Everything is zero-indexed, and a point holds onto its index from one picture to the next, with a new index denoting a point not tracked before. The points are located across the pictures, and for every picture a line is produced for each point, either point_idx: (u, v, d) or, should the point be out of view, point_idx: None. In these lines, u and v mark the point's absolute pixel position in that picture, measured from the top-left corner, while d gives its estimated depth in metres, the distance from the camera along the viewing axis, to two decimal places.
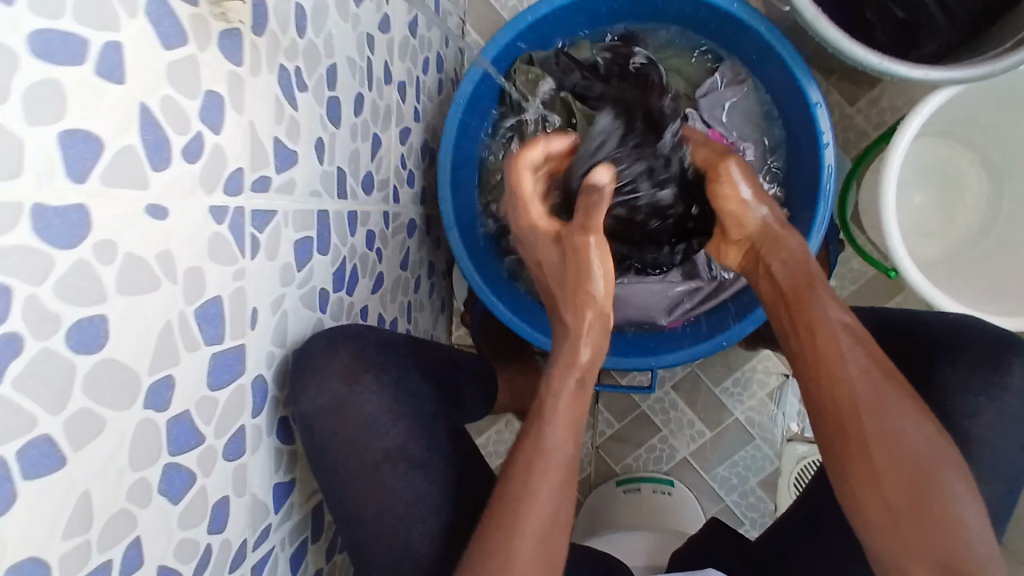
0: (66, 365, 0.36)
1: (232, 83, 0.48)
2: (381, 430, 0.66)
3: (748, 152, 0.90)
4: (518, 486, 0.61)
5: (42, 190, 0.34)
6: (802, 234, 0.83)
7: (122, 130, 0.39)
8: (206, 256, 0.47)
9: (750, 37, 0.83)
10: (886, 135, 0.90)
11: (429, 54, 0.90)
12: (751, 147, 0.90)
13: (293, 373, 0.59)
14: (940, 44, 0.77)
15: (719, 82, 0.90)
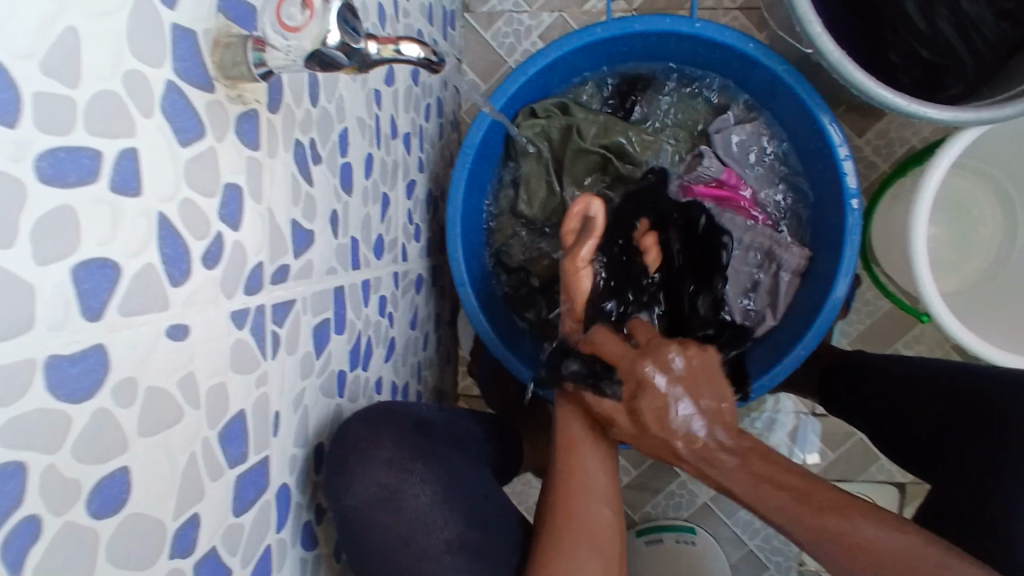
0: (87, 535, 0.31)
1: (249, 170, 0.43)
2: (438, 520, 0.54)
3: (765, 193, 0.88)
4: (563, 517, 0.56)
5: (56, 339, 0.29)
6: (830, 275, 0.80)
7: (140, 247, 0.34)
8: (229, 368, 0.41)
9: (761, 75, 0.81)
10: (907, 168, 0.89)
11: (430, 100, 0.85)
12: (767, 188, 0.89)
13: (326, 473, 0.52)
14: (964, 86, 0.75)
15: (731, 120, 0.87)
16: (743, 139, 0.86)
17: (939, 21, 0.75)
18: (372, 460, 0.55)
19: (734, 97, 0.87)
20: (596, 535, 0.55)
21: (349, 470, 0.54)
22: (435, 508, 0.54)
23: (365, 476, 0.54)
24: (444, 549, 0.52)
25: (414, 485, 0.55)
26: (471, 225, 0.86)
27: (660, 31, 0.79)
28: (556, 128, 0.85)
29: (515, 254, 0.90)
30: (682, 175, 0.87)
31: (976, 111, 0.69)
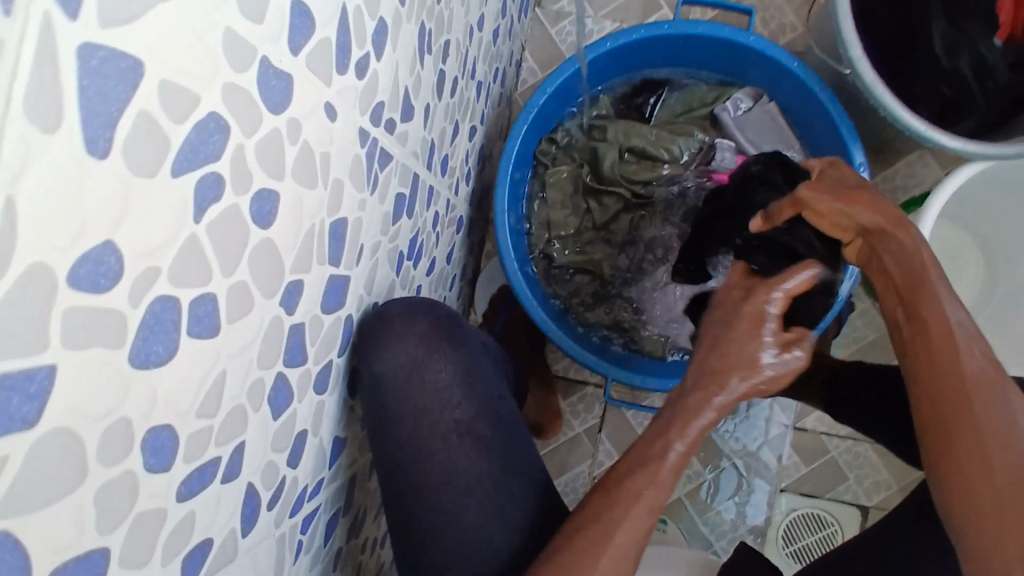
0: (244, 228, 0.35)
1: (394, 19, 0.50)
2: (449, 402, 0.63)
3: None
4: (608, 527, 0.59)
5: (270, 48, 0.34)
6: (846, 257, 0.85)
7: (327, 21, 0.39)
8: (348, 174, 0.46)
9: (791, 84, 0.86)
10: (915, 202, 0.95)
11: (499, 66, 0.94)
12: None
13: (375, 322, 0.57)
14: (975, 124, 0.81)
15: (743, 103, 0.92)
16: (762, 127, 0.91)
17: (963, 63, 0.79)
18: (413, 333, 0.60)
19: (735, 90, 0.93)
20: (624, 554, 0.58)
21: (387, 338, 0.57)
22: (449, 389, 0.62)
23: (398, 347, 0.58)
24: (453, 427, 0.62)
25: (436, 364, 0.62)
26: (518, 239, 0.92)
27: (692, 36, 0.86)
28: (581, 147, 0.94)
29: (570, 259, 0.94)
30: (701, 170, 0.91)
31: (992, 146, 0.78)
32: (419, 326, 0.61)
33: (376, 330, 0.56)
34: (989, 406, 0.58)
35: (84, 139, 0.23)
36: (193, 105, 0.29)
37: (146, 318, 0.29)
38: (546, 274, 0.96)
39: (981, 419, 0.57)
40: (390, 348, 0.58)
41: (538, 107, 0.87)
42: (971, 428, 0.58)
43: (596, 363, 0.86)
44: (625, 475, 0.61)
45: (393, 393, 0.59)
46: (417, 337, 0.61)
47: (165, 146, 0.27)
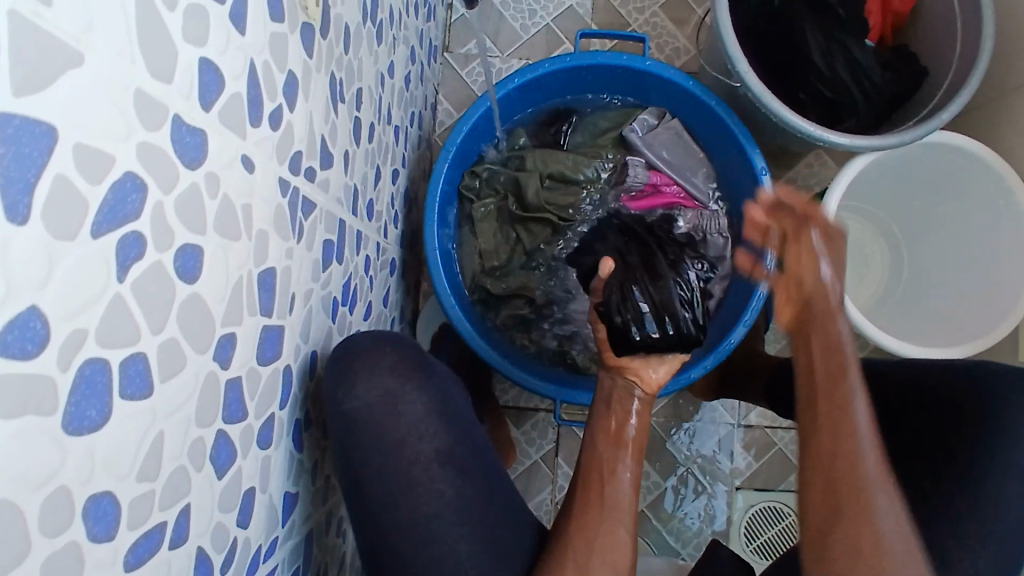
0: (171, 284, 0.35)
1: (304, 71, 0.51)
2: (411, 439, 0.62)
3: (706, 198, 0.98)
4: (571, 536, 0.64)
5: (181, 104, 0.34)
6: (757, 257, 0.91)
7: (237, 78, 0.40)
8: (272, 224, 0.47)
9: (690, 102, 0.93)
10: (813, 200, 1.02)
11: (415, 109, 0.96)
12: (705, 192, 0.98)
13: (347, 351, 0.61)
14: (858, 121, 0.89)
15: (648, 121, 0.97)
16: (665, 140, 0.96)
17: (838, 66, 0.87)
18: (382, 366, 0.62)
19: (640, 110, 0.98)
20: (597, 554, 0.63)
21: (354, 372, 0.60)
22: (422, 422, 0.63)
23: (369, 381, 0.61)
24: (433, 457, 0.62)
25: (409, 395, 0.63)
26: (451, 273, 0.94)
27: (593, 66, 0.91)
28: (503, 179, 0.96)
29: (501, 287, 0.96)
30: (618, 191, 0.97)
31: (874, 140, 0.86)
32: (388, 357, 0.64)
33: (344, 371, 0.60)
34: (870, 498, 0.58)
35: (2, 207, 0.24)
36: (110, 164, 0.29)
37: (76, 382, 0.28)
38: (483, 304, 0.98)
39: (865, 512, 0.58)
40: (360, 382, 0.60)
41: (457, 145, 0.89)
42: (852, 526, 0.57)
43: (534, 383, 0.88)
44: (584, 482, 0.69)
45: (365, 426, 0.60)
46: (388, 368, 0.63)
47: (85, 209, 0.28)
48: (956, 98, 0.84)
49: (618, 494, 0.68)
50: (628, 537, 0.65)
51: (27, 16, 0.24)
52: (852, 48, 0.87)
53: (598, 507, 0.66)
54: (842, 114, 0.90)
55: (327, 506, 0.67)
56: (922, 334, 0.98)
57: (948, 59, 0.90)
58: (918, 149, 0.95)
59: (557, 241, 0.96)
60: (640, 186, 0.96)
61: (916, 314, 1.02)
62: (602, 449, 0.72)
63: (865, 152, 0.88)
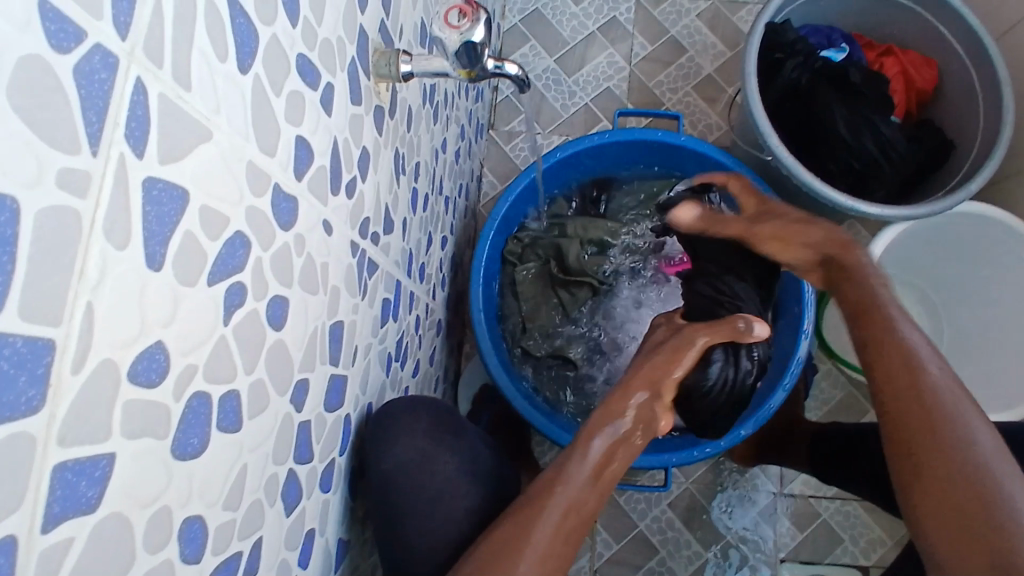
0: (263, 330, 0.39)
1: (374, 146, 0.57)
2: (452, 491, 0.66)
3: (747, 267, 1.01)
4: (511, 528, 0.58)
5: (280, 175, 0.40)
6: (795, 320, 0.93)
7: (322, 152, 0.46)
8: (343, 281, 0.52)
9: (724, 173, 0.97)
10: None
11: (463, 181, 1.03)
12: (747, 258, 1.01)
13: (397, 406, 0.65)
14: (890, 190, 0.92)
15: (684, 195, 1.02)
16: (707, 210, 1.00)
17: (865, 139, 0.92)
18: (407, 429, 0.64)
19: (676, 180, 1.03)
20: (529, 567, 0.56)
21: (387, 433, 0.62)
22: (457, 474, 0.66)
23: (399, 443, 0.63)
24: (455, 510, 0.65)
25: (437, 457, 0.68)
26: (494, 334, 0.97)
27: (632, 140, 0.97)
28: (545, 244, 1.01)
29: (542, 347, 0.99)
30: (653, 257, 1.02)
31: (904, 209, 0.89)
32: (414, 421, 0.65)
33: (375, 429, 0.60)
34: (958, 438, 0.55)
35: (144, 256, 0.28)
36: (224, 224, 0.34)
37: (185, 412, 0.32)
38: (525, 364, 1.00)
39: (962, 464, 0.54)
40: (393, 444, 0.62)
41: (502, 213, 0.95)
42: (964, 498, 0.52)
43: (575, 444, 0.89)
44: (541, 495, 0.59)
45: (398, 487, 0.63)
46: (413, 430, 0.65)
47: (203, 260, 0.32)
48: (986, 169, 0.87)
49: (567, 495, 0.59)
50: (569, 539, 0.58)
51: (171, 100, 0.29)
52: (878, 124, 0.92)
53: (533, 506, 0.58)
54: (873, 184, 0.93)
55: (372, 559, 0.69)
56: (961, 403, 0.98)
57: (973, 133, 0.93)
58: (952, 218, 0.97)
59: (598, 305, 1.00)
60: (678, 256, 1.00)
61: (963, 382, 1.01)
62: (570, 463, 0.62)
63: (899, 220, 0.90)
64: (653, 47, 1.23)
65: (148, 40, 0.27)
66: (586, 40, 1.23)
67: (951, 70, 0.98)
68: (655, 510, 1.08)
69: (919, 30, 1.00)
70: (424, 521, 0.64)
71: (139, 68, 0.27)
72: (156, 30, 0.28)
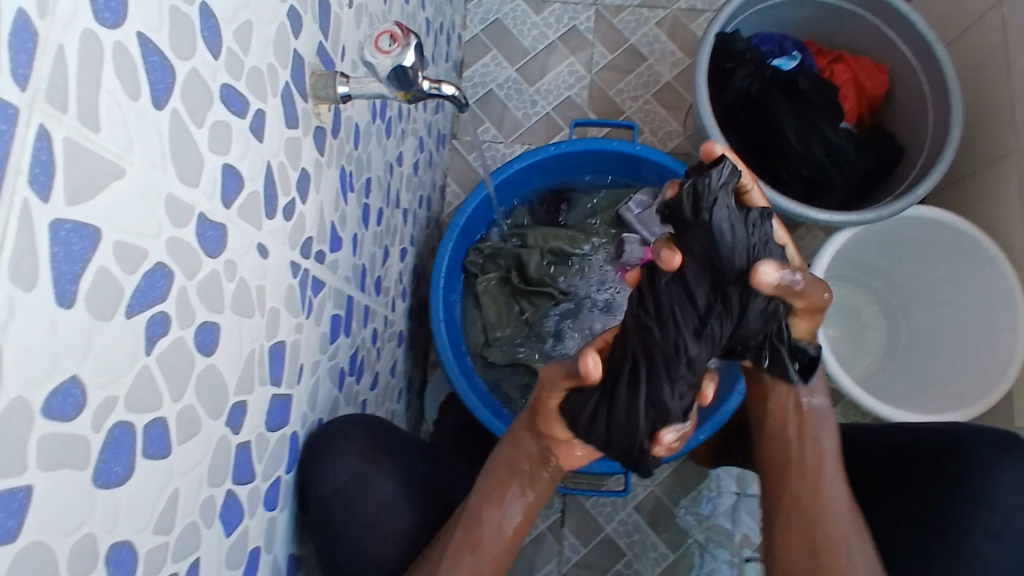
0: (190, 356, 0.40)
1: (316, 167, 0.58)
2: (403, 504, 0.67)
3: None
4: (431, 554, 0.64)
5: (206, 204, 0.41)
6: None
7: (254, 178, 0.47)
8: (283, 302, 0.53)
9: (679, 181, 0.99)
10: None
11: (423, 193, 1.04)
12: None
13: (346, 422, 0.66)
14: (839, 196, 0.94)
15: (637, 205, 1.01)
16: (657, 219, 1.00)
17: (813, 147, 0.94)
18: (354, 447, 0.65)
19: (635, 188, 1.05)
20: None
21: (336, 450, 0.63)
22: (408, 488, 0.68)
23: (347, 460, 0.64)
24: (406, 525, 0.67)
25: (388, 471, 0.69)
26: (456, 344, 0.98)
27: (588, 150, 0.98)
28: (506, 255, 1.02)
29: (503, 357, 1.00)
30: (615, 265, 1.02)
31: (852, 215, 0.91)
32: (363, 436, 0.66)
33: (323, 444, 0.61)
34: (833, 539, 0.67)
35: (54, 295, 0.29)
36: (143, 257, 0.35)
37: (106, 442, 0.33)
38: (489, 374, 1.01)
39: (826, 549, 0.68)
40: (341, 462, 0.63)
41: (462, 224, 0.96)
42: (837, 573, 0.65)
43: None
44: (467, 527, 0.66)
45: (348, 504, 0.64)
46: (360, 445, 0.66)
47: (120, 293, 0.33)
48: (931, 173, 0.89)
49: (486, 528, 0.66)
50: (501, 556, 0.66)
51: (79, 141, 0.30)
52: (827, 131, 0.95)
53: (449, 539, 0.65)
54: (823, 191, 0.96)
55: None
56: (916, 400, 1.01)
57: (922, 137, 0.96)
58: (901, 221, 1.00)
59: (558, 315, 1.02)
60: (636, 261, 1.00)
61: (916, 380, 1.04)
62: (487, 508, 0.67)
63: (848, 225, 0.93)
64: (612, 56, 1.24)
65: (52, 86, 0.28)
66: (546, 50, 1.24)
67: (898, 76, 1.00)
68: (622, 513, 1.10)
69: (868, 36, 1.02)
70: (375, 534, 0.66)
71: (44, 113, 0.28)
72: (61, 75, 0.29)
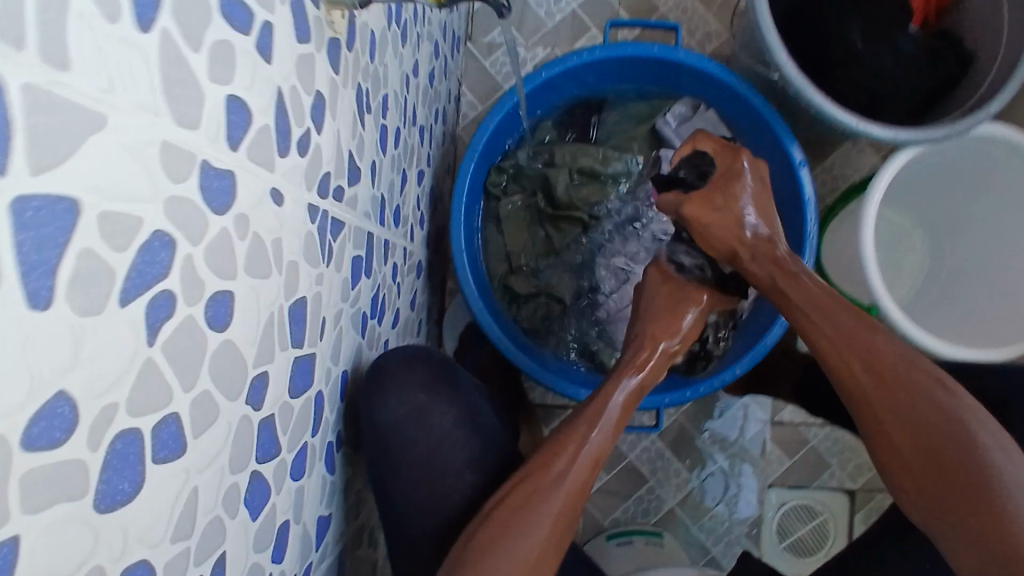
0: (202, 335, 0.34)
1: (331, 88, 0.49)
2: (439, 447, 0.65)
3: None
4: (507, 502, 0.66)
5: (209, 149, 0.33)
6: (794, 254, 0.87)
7: (263, 109, 0.39)
8: (302, 253, 0.46)
9: (727, 92, 0.89)
10: (850, 193, 0.98)
11: (440, 106, 0.94)
12: None
13: None
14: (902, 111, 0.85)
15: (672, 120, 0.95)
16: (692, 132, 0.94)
17: (880, 55, 0.83)
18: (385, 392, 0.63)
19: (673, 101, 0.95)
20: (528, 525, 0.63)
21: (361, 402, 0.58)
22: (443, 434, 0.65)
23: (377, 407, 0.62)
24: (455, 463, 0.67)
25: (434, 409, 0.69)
26: (477, 273, 0.91)
27: (626, 56, 0.87)
28: (530, 175, 0.94)
29: (527, 286, 0.94)
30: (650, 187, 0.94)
31: (918, 132, 0.82)
32: None
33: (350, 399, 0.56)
34: (958, 456, 0.58)
35: (24, 297, 0.22)
36: (136, 228, 0.28)
37: (108, 458, 0.27)
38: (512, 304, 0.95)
39: (982, 487, 0.56)
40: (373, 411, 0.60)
41: (485, 141, 0.87)
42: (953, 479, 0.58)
43: (567, 387, 0.85)
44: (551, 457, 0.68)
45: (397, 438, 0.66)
46: None
47: (111, 279, 0.26)
48: (1009, 82, 0.79)
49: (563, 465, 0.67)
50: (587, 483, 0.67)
51: (38, 87, 0.22)
52: (896, 36, 0.83)
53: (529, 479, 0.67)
54: (886, 105, 0.86)
55: (358, 521, 0.67)
56: (962, 330, 0.97)
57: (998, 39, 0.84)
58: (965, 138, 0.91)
59: (587, 241, 0.94)
60: None
61: (961, 310, 0.99)
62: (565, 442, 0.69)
63: (911, 143, 0.84)
64: None
65: None
66: None
67: None
68: (645, 441, 1.08)
69: None
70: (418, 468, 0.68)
71: None
72: None
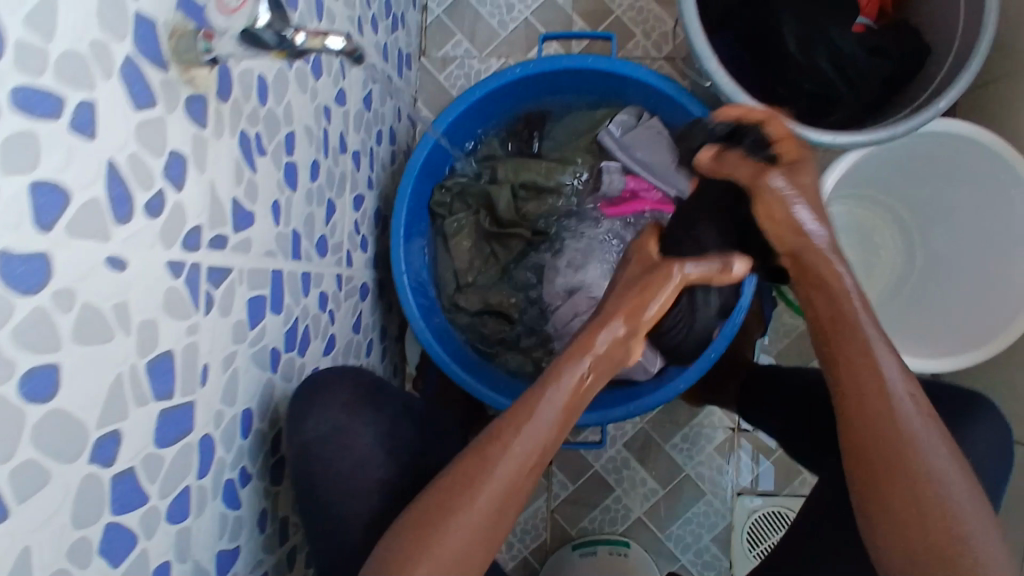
0: (17, 410, 0.36)
1: (197, 144, 0.51)
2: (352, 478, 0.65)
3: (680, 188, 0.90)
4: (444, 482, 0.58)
5: (10, 235, 0.35)
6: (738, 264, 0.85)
7: (89, 183, 0.40)
8: (163, 309, 0.47)
9: (666, 101, 0.87)
10: None
11: (383, 126, 0.95)
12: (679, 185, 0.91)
13: None
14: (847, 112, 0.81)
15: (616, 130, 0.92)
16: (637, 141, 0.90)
17: (819, 56, 0.80)
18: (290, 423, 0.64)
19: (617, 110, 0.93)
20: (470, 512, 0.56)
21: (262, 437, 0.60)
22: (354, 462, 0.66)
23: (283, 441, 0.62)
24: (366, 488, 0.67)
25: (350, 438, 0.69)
26: (423, 293, 0.92)
27: (560, 69, 0.86)
28: (474, 192, 0.94)
29: (475, 303, 0.94)
30: (595, 198, 0.93)
31: (861, 134, 0.78)
32: None
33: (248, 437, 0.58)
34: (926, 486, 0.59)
35: None
36: None
37: None
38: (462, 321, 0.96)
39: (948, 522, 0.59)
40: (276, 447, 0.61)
41: (421, 163, 0.87)
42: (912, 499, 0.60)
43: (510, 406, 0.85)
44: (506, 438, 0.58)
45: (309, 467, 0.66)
46: None
47: None
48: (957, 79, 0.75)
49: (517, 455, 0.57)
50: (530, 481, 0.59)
51: None
52: (838, 35, 0.80)
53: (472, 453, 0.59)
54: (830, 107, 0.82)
55: (283, 546, 0.69)
56: (928, 333, 0.93)
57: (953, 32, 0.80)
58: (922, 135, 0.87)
59: (533, 255, 0.94)
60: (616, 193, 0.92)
61: (929, 311, 0.95)
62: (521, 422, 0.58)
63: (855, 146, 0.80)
64: None
65: None
66: None
67: None
68: (610, 451, 1.08)
69: None
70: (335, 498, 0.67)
71: None
72: None
